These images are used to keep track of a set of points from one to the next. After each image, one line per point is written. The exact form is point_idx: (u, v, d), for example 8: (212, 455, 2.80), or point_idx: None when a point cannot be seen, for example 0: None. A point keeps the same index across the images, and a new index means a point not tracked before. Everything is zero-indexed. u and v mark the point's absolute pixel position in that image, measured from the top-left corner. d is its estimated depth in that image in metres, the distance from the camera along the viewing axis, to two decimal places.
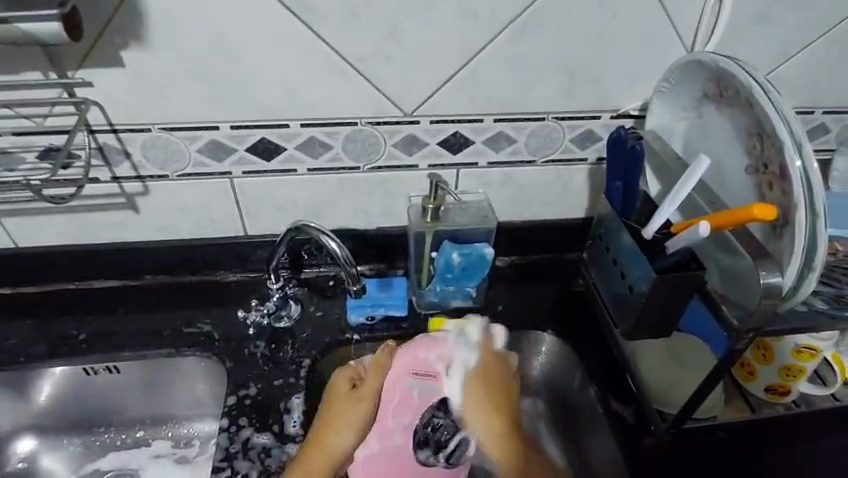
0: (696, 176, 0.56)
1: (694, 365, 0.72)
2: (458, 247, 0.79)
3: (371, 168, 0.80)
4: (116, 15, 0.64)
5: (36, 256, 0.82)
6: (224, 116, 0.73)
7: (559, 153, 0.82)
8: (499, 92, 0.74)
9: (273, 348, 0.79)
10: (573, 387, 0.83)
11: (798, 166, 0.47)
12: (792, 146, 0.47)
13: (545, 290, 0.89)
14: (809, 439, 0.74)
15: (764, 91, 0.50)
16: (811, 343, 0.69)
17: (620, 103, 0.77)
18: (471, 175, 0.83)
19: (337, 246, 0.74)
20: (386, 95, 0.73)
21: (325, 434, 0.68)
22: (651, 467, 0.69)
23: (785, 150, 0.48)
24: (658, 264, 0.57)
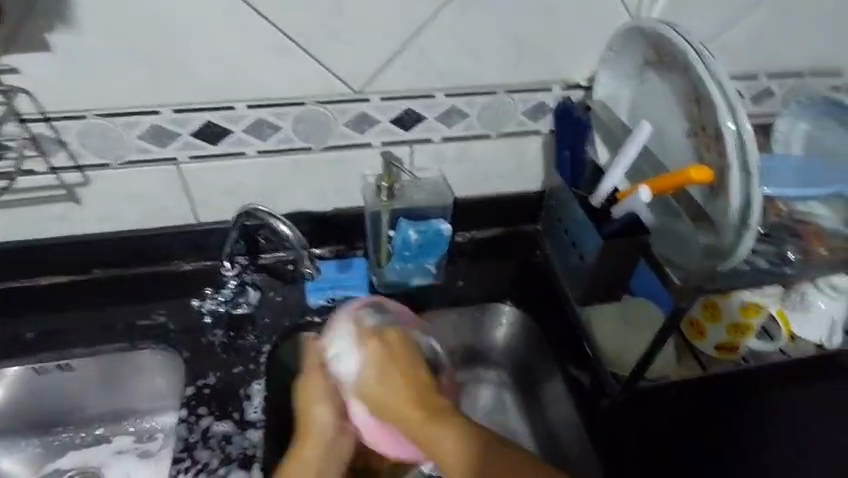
0: (639, 140, 0.58)
1: (645, 327, 0.75)
2: (414, 224, 0.79)
3: (324, 148, 0.78)
4: None
5: None
6: (164, 99, 0.70)
7: (513, 126, 0.82)
8: (449, 66, 0.73)
9: (232, 335, 0.78)
10: (534, 355, 0.84)
11: (730, 128, 0.49)
12: (726, 108, 0.49)
13: (505, 263, 0.89)
14: (762, 391, 0.77)
15: (699, 55, 0.51)
16: (755, 300, 0.72)
17: (569, 73, 0.77)
18: (425, 151, 0.82)
19: (288, 229, 0.74)
20: (333, 72, 0.71)
21: (305, 420, 0.69)
22: (608, 428, 0.71)
23: (720, 113, 0.50)
24: (603, 232, 0.58)
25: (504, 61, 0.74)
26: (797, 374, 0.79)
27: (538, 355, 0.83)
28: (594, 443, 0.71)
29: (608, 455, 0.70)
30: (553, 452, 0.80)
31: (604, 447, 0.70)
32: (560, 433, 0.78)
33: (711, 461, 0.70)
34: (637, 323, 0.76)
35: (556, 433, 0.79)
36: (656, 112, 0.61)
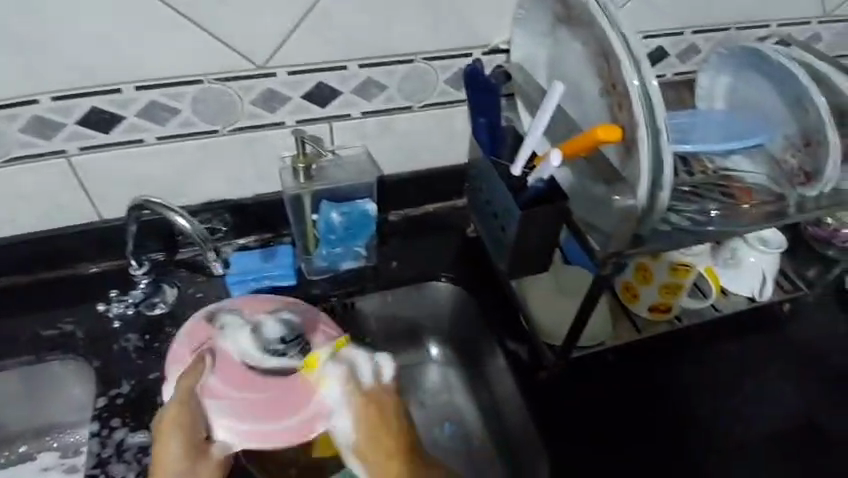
0: (552, 102, 0.55)
1: (572, 292, 0.76)
2: (337, 206, 0.76)
3: (231, 130, 0.72)
4: None
5: None
6: (42, 85, 0.63)
7: (437, 96, 0.77)
8: (358, 33, 0.68)
9: (148, 338, 0.74)
10: (475, 332, 0.81)
11: (635, 83, 0.47)
12: (629, 62, 0.47)
13: (441, 241, 0.86)
14: (699, 349, 0.76)
15: (600, 8, 0.49)
16: (684, 260, 0.71)
17: (489, 36, 0.72)
18: (345, 128, 0.76)
19: (187, 221, 0.69)
20: (229, 46, 0.65)
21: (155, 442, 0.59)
22: (546, 399, 0.71)
23: (624, 68, 0.48)
24: (519, 203, 0.56)
25: (418, 26, 0.69)
26: (734, 331, 0.78)
27: (477, 331, 0.81)
28: (534, 417, 0.70)
29: (549, 427, 0.69)
30: (499, 428, 0.77)
31: (546, 421, 0.69)
32: (503, 407, 0.77)
33: (651, 424, 0.70)
34: (567, 288, 0.76)
35: (500, 408, 0.77)
36: (570, 72, 0.58)
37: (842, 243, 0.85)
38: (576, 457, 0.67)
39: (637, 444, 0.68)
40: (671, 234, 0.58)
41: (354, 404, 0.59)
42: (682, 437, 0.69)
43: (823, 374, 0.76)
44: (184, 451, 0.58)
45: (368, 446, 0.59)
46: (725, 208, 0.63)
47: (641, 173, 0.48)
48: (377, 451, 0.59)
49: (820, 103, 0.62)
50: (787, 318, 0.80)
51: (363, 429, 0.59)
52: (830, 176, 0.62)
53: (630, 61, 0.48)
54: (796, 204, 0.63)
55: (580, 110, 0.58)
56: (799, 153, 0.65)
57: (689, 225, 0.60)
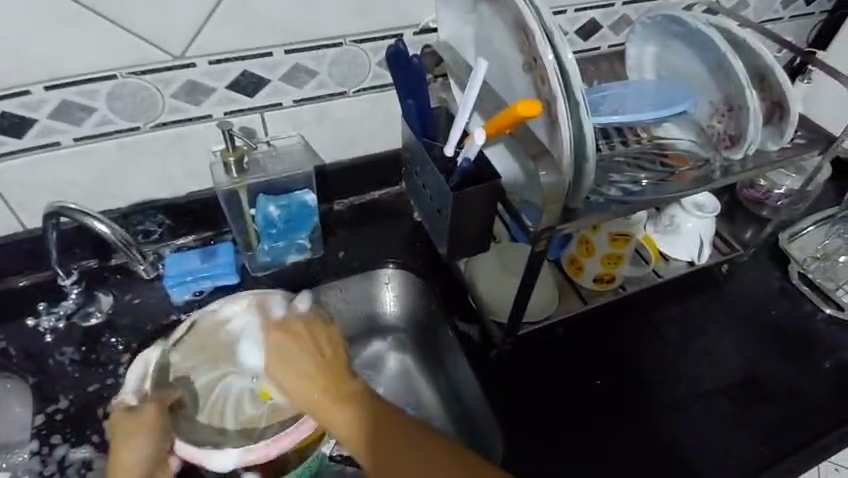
0: (478, 78, 0.54)
1: (517, 269, 0.77)
2: (274, 199, 0.74)
3: (155, 126, 0.69)
4: None
5: None
6: None
7: (370, 80, 0.75)
8: (280, 18, 0.65)
9: (85, 350, 0.71)
10: (429, 315, 0.80)
11: (551, 59, 0.48)
12: (542, 36, 0.48)
13: (387, 227, 0.85)
14: (642, 315, 0.79)
15: None
16: (624, 230, 0.72)
17: (419, 16, 0.71)
18: (278, 117, 0.74)
19: (107, 228, 0.65)
20: (142, 38, 0.62)
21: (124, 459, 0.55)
22: (498, 376, 0.71)
23: (538, 42, 0.48)
24: (452, 183, 0.55)
25: (342, 7, 0.67)
26: (674, 293, 0.81)
27: (429, 315, 0.80)
28: (488, 395, 0.70)
29: (502, 402, 0.69)
30: (462, 412, 0.75)
31: (499, 398, 0.70)
32: (462, 390, 0.75)
33: (602, 392, 0.71)
34: (508, 265, 0.77)
35: (459, 389, 0.76)
36: (495, 47, 0.57)
37: (775, 203, 0.88)
38: (530, 430, 0.67)
39: (589, 412, 0.70)
40: (606, 205, 0.59)
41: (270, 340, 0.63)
42: (631, 401, 0.71)
43: (761, 329, 0.79)
44: (149, 458, 0.55)
45: (284, 370, 0.61)
46: (654, 175, 0.64)
47: (565, 146, 0.49)
48: (296, 377, 0.60)
49: (738, 67, 0.62)
50: (721, 278, 0.84)
51: (297, 357, 0.60)
52: (752, 139, 0.63)
53: (545, 37, 0.48)
54: (722, 166, 0.64)
55: (506, 85, 0.57)
56: (723, 117, 0.66)
57: (623, 195, 0.60)
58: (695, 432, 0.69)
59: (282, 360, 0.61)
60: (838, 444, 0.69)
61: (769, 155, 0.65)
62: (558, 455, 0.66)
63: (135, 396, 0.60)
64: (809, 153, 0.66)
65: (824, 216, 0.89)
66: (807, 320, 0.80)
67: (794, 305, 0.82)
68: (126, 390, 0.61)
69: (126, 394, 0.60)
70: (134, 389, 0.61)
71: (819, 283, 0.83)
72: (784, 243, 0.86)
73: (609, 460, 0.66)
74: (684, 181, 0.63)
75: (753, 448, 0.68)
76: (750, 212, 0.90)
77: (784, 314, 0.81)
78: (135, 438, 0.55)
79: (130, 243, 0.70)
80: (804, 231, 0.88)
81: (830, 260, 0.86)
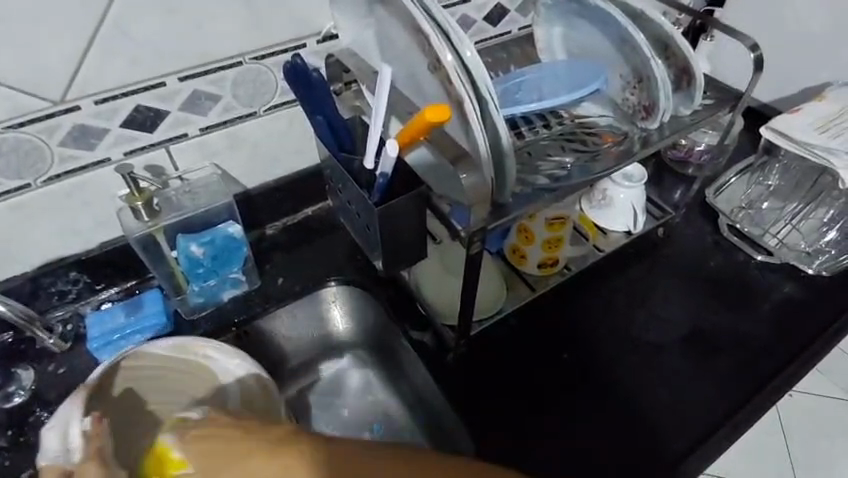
0: (384, 88, 0.52)
1: (457, 269, 0.75)
2: (195, 237, 0.69)
3: (47, 181, 0.62)
4: None
5: None
6: None
7: (279, 96, 0.71)
8: (167, 44, 0.60)
9: (12, 433, 0.64)
10: (382, 327, 0.78)
11: (451, 60, 0.46)
12: (439, 37, 0.47)
13: (326, 243, 0.82)
14: (588, 290, 0.80)
15: None
16: (558, 213, 0.71)
17: (319, 23, 0.68)
18: (186, 149, 0.69)
19: (3, 304, 0.61)
20: (11, 86, 0.55)
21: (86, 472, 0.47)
22: (459, 379, 0.70)
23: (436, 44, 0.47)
24: (374, 200, 0.53)
25: (233, 25, 0.62)
26: (614, 264, 0.83)
27: (381, 326, 0.78)
28: (451, 398, 0.69)
29: (470, 406, 0.68)
30: (429, 420, 0.73)
31: (461, 396, 0.69)
32: (428, 398, 0.73)
33: (562, 373, 0.72)
34: (452, 266, 0.75)
35: (425, 398, 0.74)
36: (397, 49, 0.55)
37: (698, 160, 0.92)
38: (495, 426, 0.67)
39: (553, 397, 0.70)
40: (538, 194, 0.58)
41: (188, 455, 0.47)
42: (591, 377, 0.71)
43: (703, 284, 0.82)
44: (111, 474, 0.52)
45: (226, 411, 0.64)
46: (579, 156, 0.64)
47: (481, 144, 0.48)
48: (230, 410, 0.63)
49: (640, 39, 0.63)
50: (659, 242, 0.86)
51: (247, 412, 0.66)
52: (664, 107, 0.64)
53: (443, 37, 0.47)
54: (641, 138, 0.65)
55: (415, 88, 0.55)
56: (635, 89, 0.67)
57: (550, 182, 0.60)
58: (655, 397, 0.70)
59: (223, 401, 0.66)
60: (786, 385, 0.72)
61: (682, 120, 0.67)
62: (524, 445, 0.66)
63: (67, 457, 0.50)
64: (718, 114, 0.68)
65: (744, 165, 0.92)
66: (742, 268, 0.84)
67: (729, 256, 0.85)
68: (51, 450, 0.51)
69: (57, 455, 0.50)
70: (64, 450, 0.50)
71: (747, 231, 0.87)
72: (710, 200, 0.90)
73: (584, 442, 0.66)
74: (610, 158, 0.63)
75: (708, 402, 0.69)
76: (676, 173, 0.93)
77: (721, 265, 0.84)
78: None
79: (32, 316, 0.66)
80: (726, 184, 0.92)
81: (754, 208, 0.90)
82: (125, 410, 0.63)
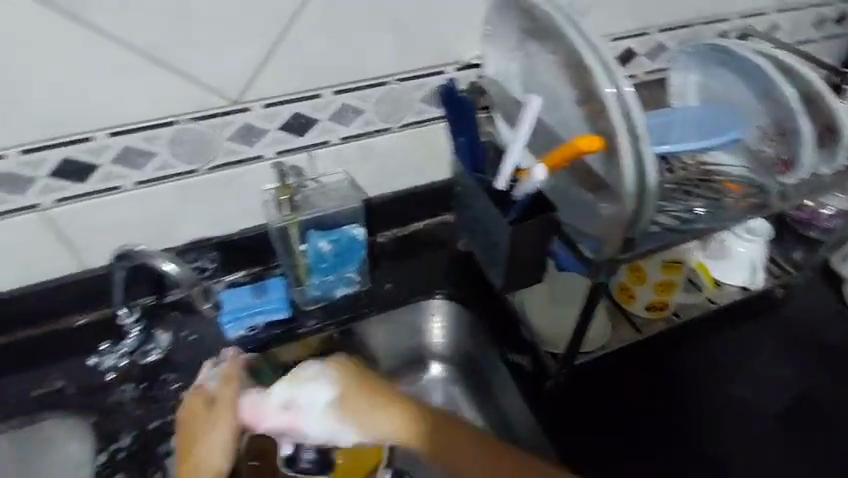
0: (528, 115, 0.56)
1: (567, 300, 0.76)
2: (326, 234, 0.75)
3: (211, 168, 0.71)
4: None
5: None
6: (8, 141, 0.60)
7: (414, 116, 0.77)
8: (331, 61, 0.68)
9: (145, 387, 0.71)
10: (476, 347, 0.80)
11: (610, 91, 0.50)
12: (599, 70, 0.50)
13: (431, 257, 0.86)
14: (695, 342, 0.77)
15: (563, 19, 0.53)
16: (675, 257, 0.72)
17: (461, 53, 0.73)
18: (326, 155, 0.76)
19: (175, 268, 0.67)
20: (201, 85, 0.64)
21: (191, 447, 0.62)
22: (555, 407, 0.71)
23: (595, 76, 0.51)
24: (510, 217, 0.56)
25: (388, 49, 0.69)
26: (729, 319, 0.79)
27: (474, 345, 0.80)
28: (545, 426, 0.69)
29: (563, 437, 0.69)
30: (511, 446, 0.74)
31: (555, 426, 0.69)
32: (512, 421, 0.74)
33: (657, 422, 0.70)
34: (562, 297, 0.76)
35: (512, 422, 0.74)
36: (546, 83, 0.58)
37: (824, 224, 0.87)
38: (587, 461, 0.67)
39: (645, 445, 0.68)
40: (661, 235, 0.60)
41: (335, 387, 0.65)
42: (686, 432, 0.70)
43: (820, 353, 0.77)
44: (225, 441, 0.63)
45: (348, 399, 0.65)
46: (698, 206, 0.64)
47: (625, 178, 0.50)
48: (379, 423, 0.65)
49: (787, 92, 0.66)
50: (777, 302, 0.81)
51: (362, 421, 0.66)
52: (805, 163, 0.65)
53: (602, 70, 0.50)
54: (777, 190, 0.66)
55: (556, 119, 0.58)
56: (774, 141, 0.68)
57: (679, 223, 0.62)
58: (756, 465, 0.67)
59: (348, 401, 0.65)
60: None
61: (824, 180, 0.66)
62: None
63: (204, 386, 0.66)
64: None
65: None
66: None
67: None
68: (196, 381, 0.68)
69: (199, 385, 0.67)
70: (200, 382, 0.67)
71: None
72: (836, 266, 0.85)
73: None
74: (742, 209, 0.64)
75: None
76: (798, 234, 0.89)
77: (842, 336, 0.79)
78: (201, 426, 0.63)
79: (196, 284, 0.70)
80: None
81: None
82: None
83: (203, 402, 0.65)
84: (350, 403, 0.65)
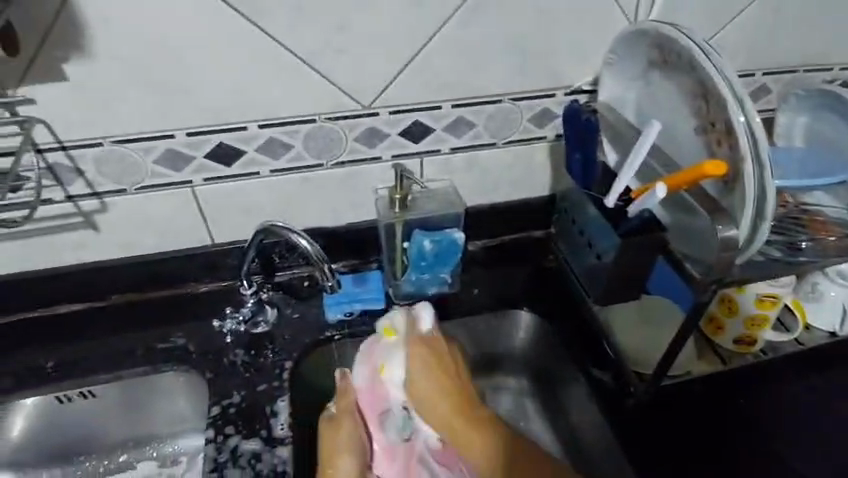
0: (649, 140, 0.61)
1: (658, 324, 0.79)
2: (429, 234, 0.80)
3: (334, 164, 0.78)
4: (58, 18, 0.60)
5: (4, 284, 0.77)
6: (177, 123, 0.69)
7: (519, 134, 0.82)
8: (456, 77, 0.74)
9: (253, 353, 0.79)
10: (552, 361, 0.84)
11: (742, 121, 0.55)
12: (734, 102, 0.55)
13: (517, 269, 0.90)
14: (780, 382, 0.77)
15: (704, 53, 0.58)
16: (772, 292, 0.71)
17: (573, 78, 0.78)
18: (435, 162, 0.82)
19: (308, 243, 0.75)
20: (341, 89, 0.72)
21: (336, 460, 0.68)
22: (636, 427, 0.72)
23: (729, 107, 0.56)
24: (622, 230, 0.61)
25: (507, 71, 0.75)
26: (814, 363, 0.79)
27: (550, 358, 0.84)
28: (625, 445, 0.70)
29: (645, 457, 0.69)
30: (578, 458, 0.79)
31: (637, 445, 0.70)
32: (582, 432, 0.78)
33: (741, 455, 0.70)
34: (651, 321, 0.80)
35: (582, 435, 0.78)
36: (669, 106, 0.67)
37: None
38: None
39: (727, 476, 0.68)
40: (765, 264, 0.62)
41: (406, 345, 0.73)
42: (768, 468, 0.69)
43: None
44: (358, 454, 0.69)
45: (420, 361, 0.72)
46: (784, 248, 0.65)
47: (747, 202, 0.55)
48: (427, 385, 0.72)
49: None
50: None
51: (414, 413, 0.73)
52: None
53: (737, 102, 0.55)
54: None
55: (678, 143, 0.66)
56: None
57: (783, 256, 0.64)
58: None
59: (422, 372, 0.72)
60: None
61: None
62: None
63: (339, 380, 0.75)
64: None
65: None
66: None
67: None
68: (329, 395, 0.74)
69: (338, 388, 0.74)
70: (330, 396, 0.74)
71: None
72: None
73: None
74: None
75: None
76: None
77: None
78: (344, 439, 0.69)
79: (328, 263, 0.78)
80: None
81: None
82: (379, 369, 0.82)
83: (353, 418, 0.71)
84: (422, 364, 0.72)
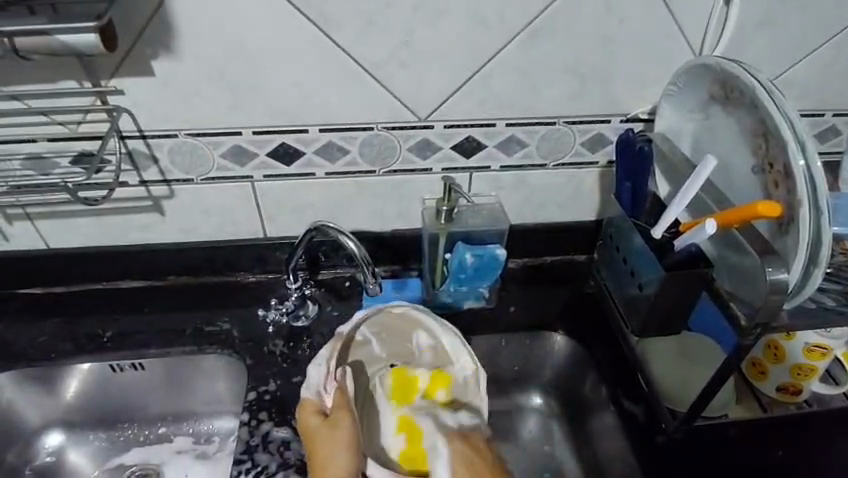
0: (703, 176, 0.60)
1: (702, 362, 0.76)
2: (471, 248, 0.81)
3: (386, 172, 0.81)
4: (152, 18, 0.65)
5: (76, 257, 0.84)
6: (245, 122, 0.74)
7: (570, 157, 0.82)
8: (512, 97, 0.76)
9: (292, 345, 0.82)
10: (585, 388, 0.83)
11: (801, 164, 0.54)
12: (795, 146, 0.54)
13: (556, 291, 0.90)
14: (826, 437, 0.73)
15: (768, 92, 0.57)
16: (821, 342, 0.68)
17: (630, 107, 0.78)
18: (483, 178, 0.84)
19: (356, 246, 0.77)
20: (400, 101, 0.75)
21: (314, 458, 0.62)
22: (663, 465, 0.70)
23: (789, 151, 0.55)
24: (670, 261, 0.61)
25: (564, 95, 0.76)
26: None
27: (583, 384, 0.83)
28: None
29: None
30: None
31: None
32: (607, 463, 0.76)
33: None
34: (690, 357, 0.77)
35: (606, 468, 0.76)
36: (729, 143, 0.66)
37: None
38: None
39: None
40: (818, 312, 0.60)
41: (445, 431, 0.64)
42: None
43: None
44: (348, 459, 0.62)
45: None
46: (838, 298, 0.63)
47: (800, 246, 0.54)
48: None
49: None
50: None
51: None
52: None
53: (797, 145, 0.54)
54: None
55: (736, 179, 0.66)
56: None
57: (837, 305, 0.61)
58: None
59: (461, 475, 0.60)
60: None
61: None
62: None
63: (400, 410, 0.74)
64: None
65: None
66: None
67: None
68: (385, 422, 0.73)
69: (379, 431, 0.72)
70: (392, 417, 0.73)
71: None
72: None
73: None
74: None
75: None
76: None
77: None
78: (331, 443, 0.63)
79: (373, 267, 0.80)
80: None
81: None
82: (394, 332, 0.76)
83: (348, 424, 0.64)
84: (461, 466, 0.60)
